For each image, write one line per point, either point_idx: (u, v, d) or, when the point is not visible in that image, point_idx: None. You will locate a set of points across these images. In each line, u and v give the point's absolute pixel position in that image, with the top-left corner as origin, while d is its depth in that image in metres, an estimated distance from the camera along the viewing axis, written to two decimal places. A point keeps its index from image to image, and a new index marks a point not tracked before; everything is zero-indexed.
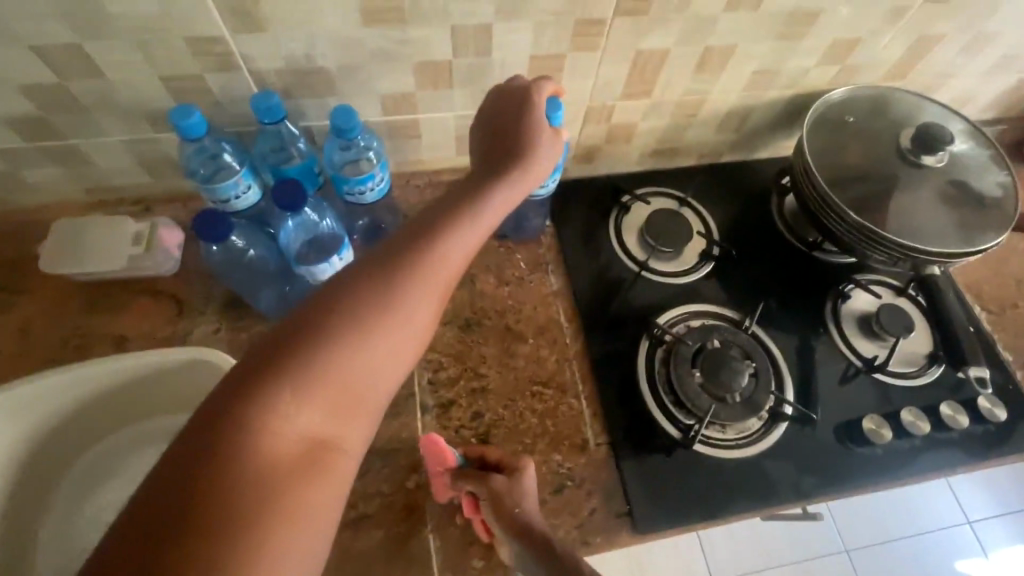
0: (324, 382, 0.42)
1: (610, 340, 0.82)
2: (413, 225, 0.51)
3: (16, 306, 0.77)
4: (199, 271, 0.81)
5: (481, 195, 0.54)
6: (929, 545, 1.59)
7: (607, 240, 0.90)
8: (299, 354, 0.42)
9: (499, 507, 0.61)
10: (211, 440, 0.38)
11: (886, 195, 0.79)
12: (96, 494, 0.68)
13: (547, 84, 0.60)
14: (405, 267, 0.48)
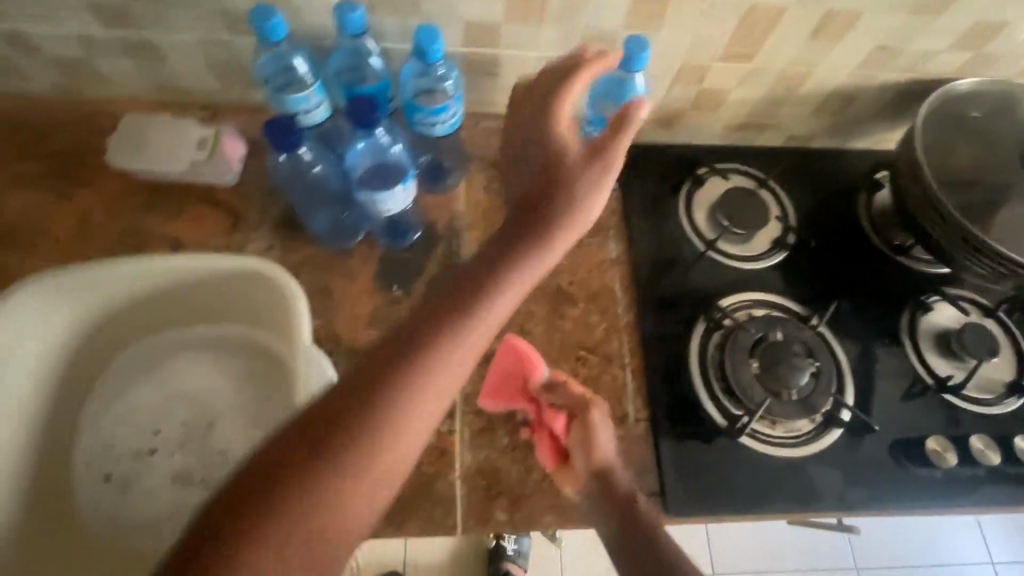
0: (333, 471, 0.41)
1: (665, 317, 0.78)
2: (443, 292, 0.51)
3: (78, 196, 0.77)
4: (258, 186, 0.79)
5: (507, 264, 0.52)
6: None
7: (675, 213, 0.85)
8: (312, 445, 0.42)
9: (589, 445, 0.64)
10: (227, 522, 0.39)
11: (997, 205, 0.72)
12: (137, 391, 0.69)
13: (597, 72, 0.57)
14: (420, 347, 0.47)
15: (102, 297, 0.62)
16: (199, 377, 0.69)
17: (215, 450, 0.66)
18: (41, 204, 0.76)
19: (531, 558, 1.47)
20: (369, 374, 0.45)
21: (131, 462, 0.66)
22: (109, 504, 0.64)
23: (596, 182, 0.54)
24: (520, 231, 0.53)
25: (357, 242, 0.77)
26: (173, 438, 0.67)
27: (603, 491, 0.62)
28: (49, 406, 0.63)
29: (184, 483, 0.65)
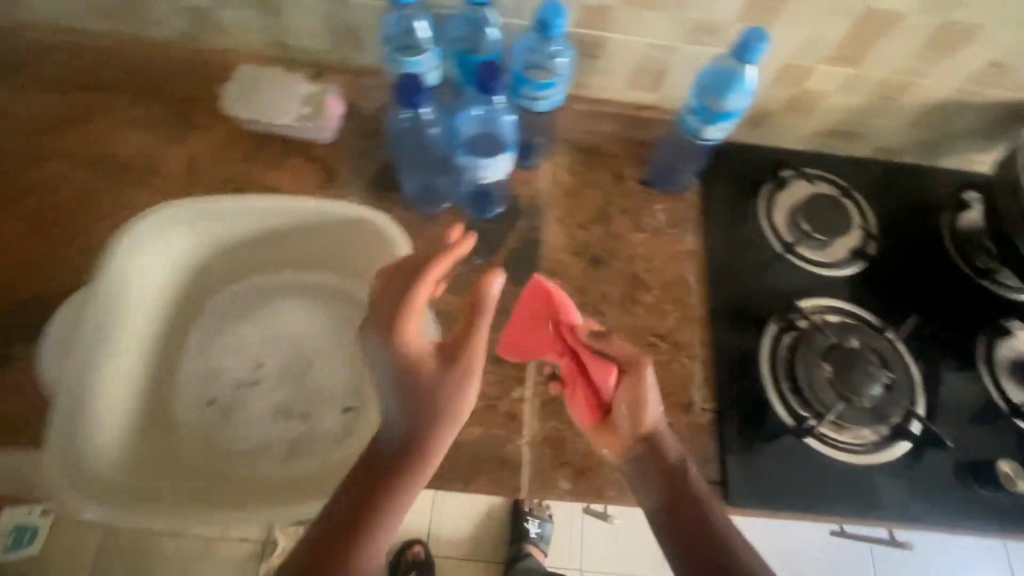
0: None
1: (737, 313, 0.78)
2: (341, 501, 0.50)
3: (187, 139, 0.81)
4: (354, 146, 0.82)
5: (404, 453, 0.51)
6: None
7: (755, 212, 0.85)
8: None
9: (631, 407, 0.61)
10: None
11: None
12: (238, 327, 0.69)
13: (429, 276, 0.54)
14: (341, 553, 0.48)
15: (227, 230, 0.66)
16: (297, 316, 0.70)
17: (313, 385, 0.66)
18: (153, 143, 0.80)
19: (552, 545, 1.49)
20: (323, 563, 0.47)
21: (233, 394, 0.66)
22: (210, 432, 0.65)
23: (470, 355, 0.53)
24: (411, 427, 0.51)
25: (444, 209, 0.80)
26: (271, 373, 0.67)
27: (646, 452, 0.60)
28: (157, 334, 0.65)
29: (284, 416, 0.65)
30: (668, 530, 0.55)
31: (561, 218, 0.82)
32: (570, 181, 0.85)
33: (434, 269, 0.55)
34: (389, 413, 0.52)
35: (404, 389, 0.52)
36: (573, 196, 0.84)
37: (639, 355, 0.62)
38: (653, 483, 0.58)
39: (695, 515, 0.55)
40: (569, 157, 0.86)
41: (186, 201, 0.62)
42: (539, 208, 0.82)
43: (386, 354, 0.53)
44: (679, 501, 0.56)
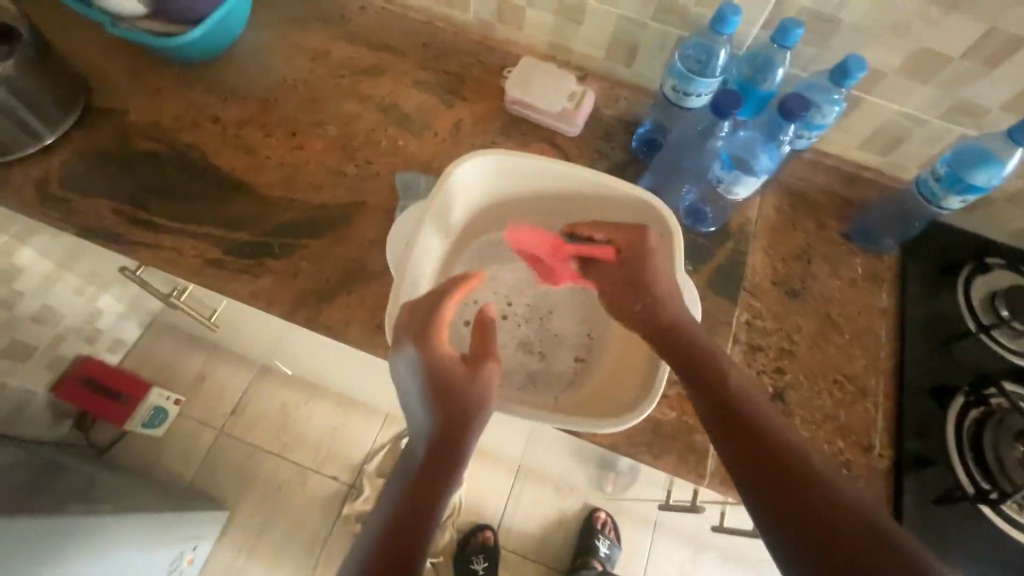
0: None
1: (926, 375, 0.81)
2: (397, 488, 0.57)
3: (458, 105, 0.94)
4: (593, 143, 0.93)
5: (440, 438, 0.60)
6: None
7: (953, 289, 0.88)
8: None
9: (630, 281, 0.68)
10: None
11: None
12: (498, 265, 0.82)
13: (447, 306, 0.63)
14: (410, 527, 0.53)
15: (517, 184, 0.78)
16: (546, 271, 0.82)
17: (551, 331, 0.79)
18: (431, 103, 0.94)
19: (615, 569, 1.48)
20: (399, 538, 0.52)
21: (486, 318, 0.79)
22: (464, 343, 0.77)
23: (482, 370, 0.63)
24: (448, 421, 0.60)
25: None
26: (520, 312, 0.80)
27: (646, 331, 0.64)
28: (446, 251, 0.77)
29: (524, 349, 0.78)
30: (737, 454, 0.54)
31: (765, 248, 0.89)
32: (777, 218, 0.92)
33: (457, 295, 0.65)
34: (426, 409, 0.61)
35: (434, 386, 0.61)
36: (778, 232, 0.91)
37: (632, 233, 0.68)
38: (717, 405, 0.57)
39: (764, 438, 0.54)
40: (780, 197, 0.93)
41: (515, 152, 0.73)
42: (747, 235, 0.89)
43: (422, 357, 0.61)
44: (743, 424, 0.55)
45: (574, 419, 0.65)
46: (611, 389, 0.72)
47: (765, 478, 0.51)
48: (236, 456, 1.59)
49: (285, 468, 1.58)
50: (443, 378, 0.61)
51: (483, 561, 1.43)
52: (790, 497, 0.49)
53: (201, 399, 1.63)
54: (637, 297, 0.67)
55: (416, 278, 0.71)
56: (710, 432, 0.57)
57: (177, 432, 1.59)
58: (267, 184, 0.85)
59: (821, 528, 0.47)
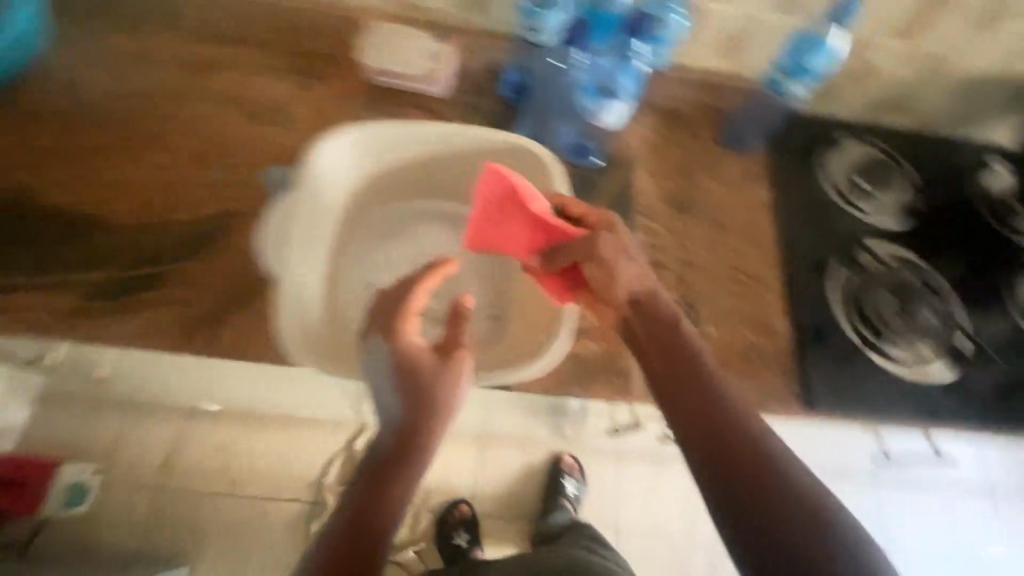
0: None
1: (808, 252, 0.89)
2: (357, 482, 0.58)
3: (316, 87, 0.88)
4: (465, 100, 0.91)
5: (411, 433, 0.60)
6: None
7: (821, 171, 0.95)
8: None
9: (612, 249, 0.64)
10: None
11: None
12: (393, 245, 0.80)
13: (414, 300, 0.63)
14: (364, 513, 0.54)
15: (386, 157, 0.76)
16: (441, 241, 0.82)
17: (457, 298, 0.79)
18: (285, 89, 0.87)
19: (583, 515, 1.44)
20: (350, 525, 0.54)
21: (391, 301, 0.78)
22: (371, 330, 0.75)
23: (455, 366, 0.63)
24: (414, 413, 0.60)
25: None
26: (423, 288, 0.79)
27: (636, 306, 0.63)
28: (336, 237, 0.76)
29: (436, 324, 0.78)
30: (702, 449, 0.52)
31: (650, 169, 0.92)
32: (655, 138, 0.95)
33: (425, 285, 0.66)
34: (391, 398, 0.62)
35: (402, 381, 0.61)
36: (658, 152, 0.94)
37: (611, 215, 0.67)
38: (685, 396, 0.55)
39: (735, 417, 0.53)
40: (653, 118, 0.96)
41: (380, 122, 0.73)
42: (631, 161, 0.92)
43: (390, 350, 0.62)
44: (715, 419, 0.53)
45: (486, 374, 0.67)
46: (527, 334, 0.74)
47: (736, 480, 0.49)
48: (180, 510, 1.47)
49: (238, 506, 1.50)
50: (412, 372, 0.61)
51: (465, 535, 1.40)
52: (745, 479, 0.49)
53: (122, 463, 1.48)
54: (628, 264, 0.64)
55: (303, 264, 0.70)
56: (678, 425, 0.54)
57: (104, 505, 1.45)
58: (120, 213, 0.77)
59: (786, 533, 0.46)
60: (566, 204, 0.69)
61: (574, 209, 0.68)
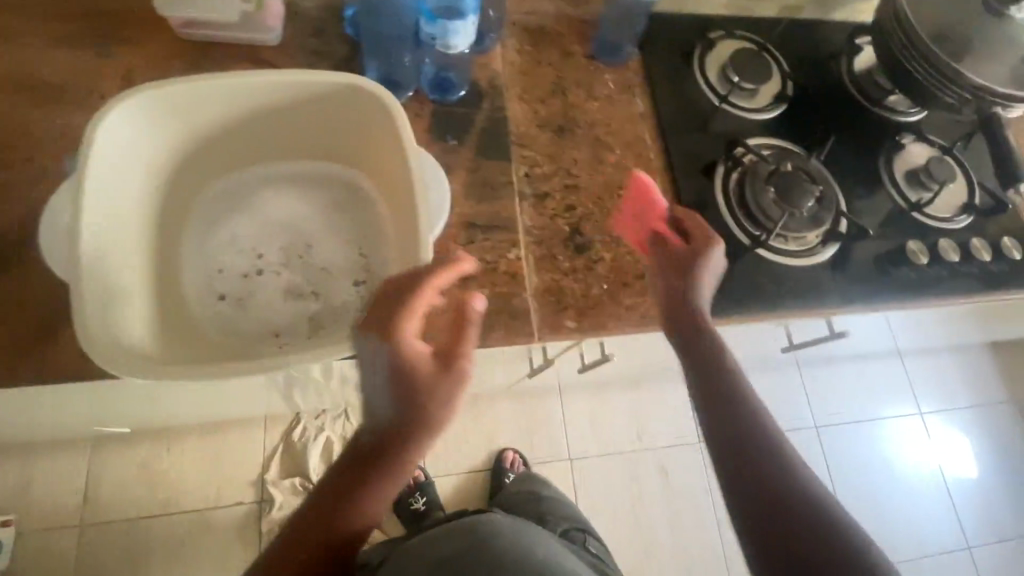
0: None
1: (690, 159, 0.87)
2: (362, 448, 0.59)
3: (117, 54, 0.75)
4: (302, 47, 0.80)
5: (408, 430, 0.56)
6: (871, 429, 1.89)
7: (692, 73, 0.93)
8: None
9: (677, 265, 0.73)
10: None
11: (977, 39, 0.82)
12: (230, 222, 0.65)
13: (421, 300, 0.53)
14: (370, 475, 0.58)
15: (196, 118, 0.59)
16: (290, 207, 0.67)
17: (319, 265, 0.65)
18: (79, 61, 0.73)
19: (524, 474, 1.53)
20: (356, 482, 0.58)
21: (238, 283, 0.63)
22: (227, 321, 0.62)
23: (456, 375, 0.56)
24: (406, 409, 0.55)
25: (409, 97, 0.81)
26: (274, 261, 0.65)
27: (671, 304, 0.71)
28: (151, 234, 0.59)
29: (296, 298, 0.64)
30: (731, 459, 0.61)
31: (521, 96, 0.86)
32: (523, 61, 0.88)
33: (434, 281, 0.55)
34: (378, 388, 0.55)
35: (398, 384, 0.54)
36: (527, 75, 0.87)
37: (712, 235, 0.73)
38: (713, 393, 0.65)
39: (761, 430, 0.62)
40: (518, 40, 0.89)
41: (158, 83, 0.54)
42: (500, 88, 0.85)
43: (389, 354, 0.54)
44: (739, 422, 0.62)
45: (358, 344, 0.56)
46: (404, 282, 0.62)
47: (750, 479, 0.59)
48: (116, 540, 1.39)
49: (179, 523, 1.42)
50: (410, 380, 0.55)
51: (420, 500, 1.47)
52: (767, 490, 0.58)
53: (40, 506, 1.38)
54: (700, 284, 0.71)
55: (112, 288, 0.52)
56: (708, 422, 0.64)
57: (28, 553, 1.34)
58: None
59: (797, 543, 0.55)
60: (680, 221, 0.76)
61: (688, 225, 0.75)
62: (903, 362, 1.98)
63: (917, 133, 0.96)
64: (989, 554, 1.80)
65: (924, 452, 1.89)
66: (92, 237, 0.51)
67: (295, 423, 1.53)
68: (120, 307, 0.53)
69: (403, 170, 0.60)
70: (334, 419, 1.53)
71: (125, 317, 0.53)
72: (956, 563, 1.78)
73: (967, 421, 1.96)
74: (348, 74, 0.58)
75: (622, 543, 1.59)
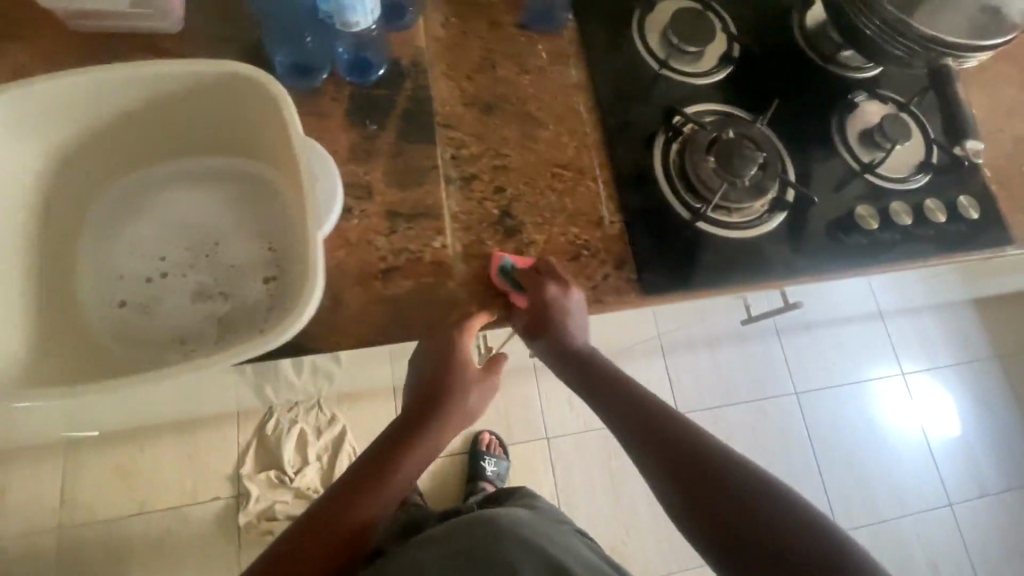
0: (348, 530, 0.64)
1: (628, 130, 0.83)
2: (413, 417, 0.71)
3: (7, 52, 0.71)
4: (206, 32, 0.76)
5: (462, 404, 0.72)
6: (852, 392, 1.88)
7: (631, 39, 0.88)
8: (331, 525, 0.64)
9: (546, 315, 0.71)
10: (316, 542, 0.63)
11: None
12: (125, 227, 0.62)
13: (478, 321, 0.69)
14: (417, 440, 0.70)
15: (73, 119, 0.55)
16: (195, 207, 0.64)
17: (226, 265, 0.62)
18: None
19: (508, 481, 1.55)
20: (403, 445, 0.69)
21: (140, 289, 0.61)
22: (129, 329, 0.59)
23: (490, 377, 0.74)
24: (458, 389, 0.71)
25: (323, 80, 0.76)
26: (180, 265, 0.62)
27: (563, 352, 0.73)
28: (32, 242, 0.56)
29: (203, 301, 0.61)
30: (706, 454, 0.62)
31: (446, 72, 0.81)
32: (447, 35, 0.83)
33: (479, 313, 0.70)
34: (431, 365, 0.71)
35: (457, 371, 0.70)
36: (453, 50, 0.83)
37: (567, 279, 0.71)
38: (626, 415, 0.68)
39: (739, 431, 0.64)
40: (441, 12, 0.84)
41: (17, 82, 0.50)
42: (423, 65, 0.81)
43: (449, 347, 0.69)
44: (672, 424, 0.65)
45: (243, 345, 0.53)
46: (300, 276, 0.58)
47: (695, 478, 0.61)
48: (96, 541, 1.40)
49: (157, 521, 1.43)
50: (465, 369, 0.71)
51: None
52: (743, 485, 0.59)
53: None
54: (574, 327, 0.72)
55: None
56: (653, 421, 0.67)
57: None
58: None
59: (774, 535, 0.56)
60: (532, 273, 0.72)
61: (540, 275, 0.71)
62: (884, 323, 1.95)
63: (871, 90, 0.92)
64: (972, 510, 1.81)
65: (906, 413, 1.88)
66: None
67: (267, 417, 1.53)
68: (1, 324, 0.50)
69: (293, 162, 0.56)
70: (307, 411, 1.53)
71: (7, 334, 0.51)
72: (938, 520, 1.79)
73: (950, 379, 1.94)
74: (228, 62, 0.54)
75: (602, 517, 1.60)
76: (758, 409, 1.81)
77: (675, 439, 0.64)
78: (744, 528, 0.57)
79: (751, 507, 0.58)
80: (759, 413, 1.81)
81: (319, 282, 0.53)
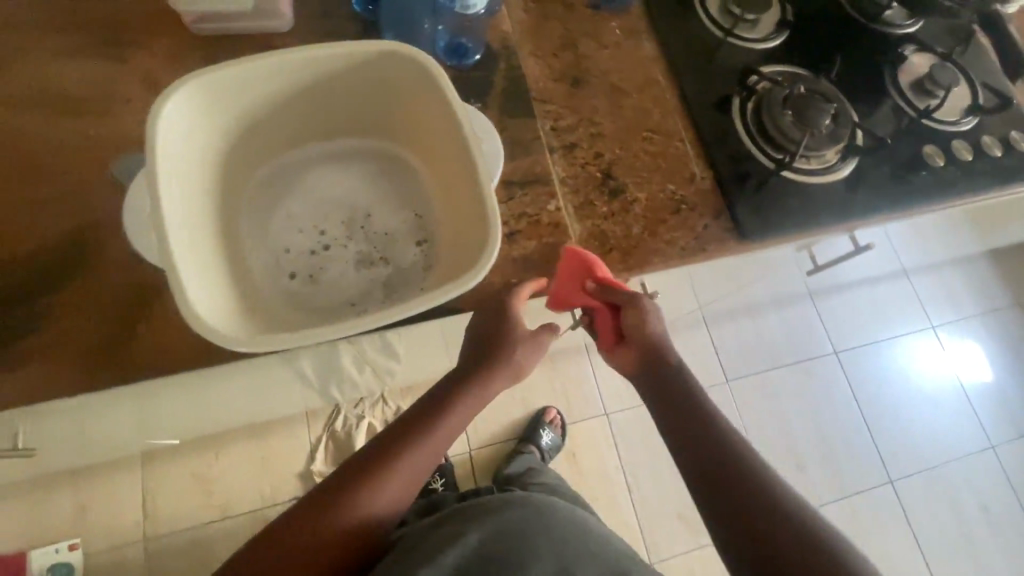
0: (394, 478, 0.66)
1: (706, 93, 0.89)
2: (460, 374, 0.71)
3: (135, 60, 0.76)
4: (312, 30, 0.81)
5: (508, 365, 0.71)
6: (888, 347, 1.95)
7: (694, 12, 0.95)
8: (374, 471, 0.66)
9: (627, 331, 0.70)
10: (355, 487, 0.65)
11: None
12: (284, 204, 0.68)
13: (528, 286, 0.72)
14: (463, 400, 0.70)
15: (249, 103, 0.61)
16: (341, 182, 0.70)
17: (380, 233, 0.68)
18: (101, 71, 0.75)
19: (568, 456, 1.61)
20: (450, 402, 0.70)
21: (306, 260, 0.66)
22: (301, 296, 0.64)
23: (538, 344, 0.72)
24: (504, 350, 0.70)
25: None
26: (338, 235, 0.67)
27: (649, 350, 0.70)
28: (215, 217, 0.60)
29: (365, 268, 0.66)
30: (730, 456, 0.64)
31: (534, 52, 0.87)
32: (530, 18, 0.89)
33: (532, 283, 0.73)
34: (480, 324, 0.71)
35: (508, 328, 0.70)
36: (536, 32, 0.88)
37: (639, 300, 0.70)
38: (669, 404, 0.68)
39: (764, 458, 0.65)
40: None
41: (210, 69, 0.56)
42: (512, 47, 0.86)
43: (502, 309, 0.70)
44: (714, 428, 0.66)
45: (424, 298, 0.56)
46: (461, 236, 0.63)
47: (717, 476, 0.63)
48: (180, 548, 1.42)
49: (238, 524, 1.45)
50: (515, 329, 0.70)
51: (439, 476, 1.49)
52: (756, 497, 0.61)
53: (98, 526, 1.40)
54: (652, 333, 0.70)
55: (205, 272, 0.55)
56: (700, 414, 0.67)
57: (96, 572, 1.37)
58: None
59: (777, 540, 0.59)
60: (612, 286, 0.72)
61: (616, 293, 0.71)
62: (910, 280, 2.03)
63: (920, 44, 0.99)
64: (1013, 452, 1.88)
65: (942, 364, 1.95)
66: (179, 224, 0.53)
67: (334, 415, 1.56)
68: (214, 288, 0.55)
69: (452, 129, 0.61)
70: (373, 405, 1.55)
71: (220, 296, 0.55)
72: (982, 463, 1.85)
73: (976, 329, 2.02)
74: (391, 43, 0.59)
75: (665, 486, 1.64)
76: (803, 371, 1.87)
77: (711, 455, 0.65)
78: (748, 516, 0.61)
79: (751, 509, 0.61)
80: (805, 375, 1.88)
81: (496, 234, 0.57)
